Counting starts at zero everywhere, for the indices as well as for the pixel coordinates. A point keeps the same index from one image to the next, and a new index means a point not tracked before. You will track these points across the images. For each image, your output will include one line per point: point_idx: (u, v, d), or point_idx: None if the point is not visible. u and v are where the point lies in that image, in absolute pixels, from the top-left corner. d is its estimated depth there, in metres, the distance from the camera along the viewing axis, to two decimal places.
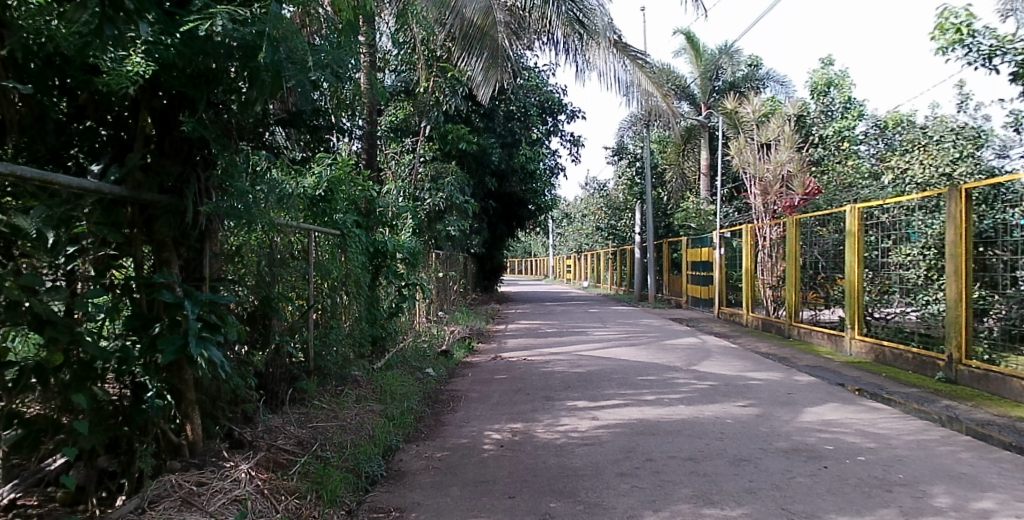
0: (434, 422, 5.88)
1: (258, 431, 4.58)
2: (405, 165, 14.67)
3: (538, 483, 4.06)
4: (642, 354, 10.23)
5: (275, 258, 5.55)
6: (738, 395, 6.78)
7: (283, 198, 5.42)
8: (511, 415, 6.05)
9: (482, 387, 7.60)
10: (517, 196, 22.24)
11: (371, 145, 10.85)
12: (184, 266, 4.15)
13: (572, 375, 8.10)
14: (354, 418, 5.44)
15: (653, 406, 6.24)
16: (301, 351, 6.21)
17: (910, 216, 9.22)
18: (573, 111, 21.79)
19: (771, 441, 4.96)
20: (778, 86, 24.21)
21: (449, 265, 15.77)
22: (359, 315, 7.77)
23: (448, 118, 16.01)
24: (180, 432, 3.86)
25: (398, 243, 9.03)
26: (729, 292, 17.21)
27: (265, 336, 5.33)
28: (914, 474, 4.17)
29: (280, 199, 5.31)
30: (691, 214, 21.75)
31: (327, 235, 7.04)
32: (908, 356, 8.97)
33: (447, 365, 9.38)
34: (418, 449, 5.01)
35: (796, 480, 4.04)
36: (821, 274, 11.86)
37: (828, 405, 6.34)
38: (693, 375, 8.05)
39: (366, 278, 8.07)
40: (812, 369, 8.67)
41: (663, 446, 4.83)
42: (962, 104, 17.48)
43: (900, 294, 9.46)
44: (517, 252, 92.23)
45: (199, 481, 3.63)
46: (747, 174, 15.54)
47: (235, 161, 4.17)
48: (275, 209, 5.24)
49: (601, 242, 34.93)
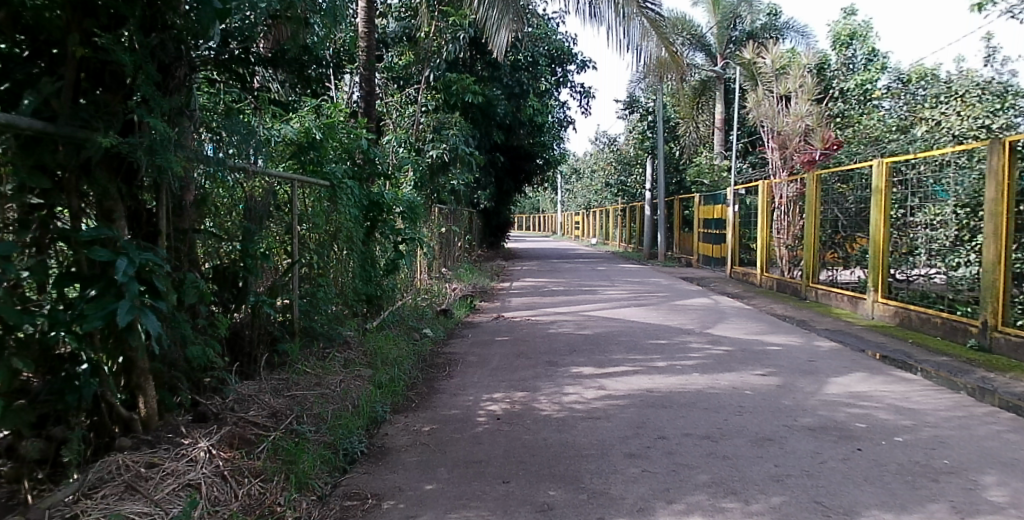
0: (426, 390, 5.41)
1: (228, 401, 4.16)
2: (406, 116, 13.48)
3: (536, 466, 3.61)
4: (653, 315, 9.75)
5: (247, 209, 5.05)
6: (756, 362, 6.29)
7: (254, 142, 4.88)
8: (510, 382, 5.59)
9: (483, 349, 7.16)
10: (524, 149, 21.52)
11: (369, 88, 10.01)
12: (133, 218, 3.65)
13: (579, 338, 7.64)
14: (338, 386, 4.98)
15: (664, 374, 5.77)
16: (285, 310, 5.75)
17: (939, 172, 8.65)
18: (584, 61, 20.90)
19: (796, 417, 4.49)
20: (798, 37, 23.03)
21: (453, 221, 15.24)
22: (351, 272, 7.29)
23: (451, 65, 15.25)
24: (134, 406, 3.45)
25: (396, 196, 8.47)
26: (742, 250, 16.64)
27: (239, 296, 4.83)
28: (962, 460, 3.69)
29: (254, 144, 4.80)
30: (704, 170, 20.91)
31: (314, 185, 6.48)
32: (936, 322, 8.40)
33: (446, 326, 8.93)
34: (407, 422, 4.55)
35: (828, 466, 3.58)
36: (841, 233, 11.27)
37: (854, 374, 5.85)
38: (707, 339, 7.55)
39: (359, 233, 7.52)
40: (833, 333, 8.17)
41: (676, 422, 4.36)
42: (991, 57, 16.62)
43: (925, 255, 8.90)
44: (525, 209, 91.46)
45: (150, 462, 3.21)
46: (764, 128, 14.88)
47: (176, 98, 3.67)
48: (251, 156, 4.74)
49: (611, 198, 34.32)
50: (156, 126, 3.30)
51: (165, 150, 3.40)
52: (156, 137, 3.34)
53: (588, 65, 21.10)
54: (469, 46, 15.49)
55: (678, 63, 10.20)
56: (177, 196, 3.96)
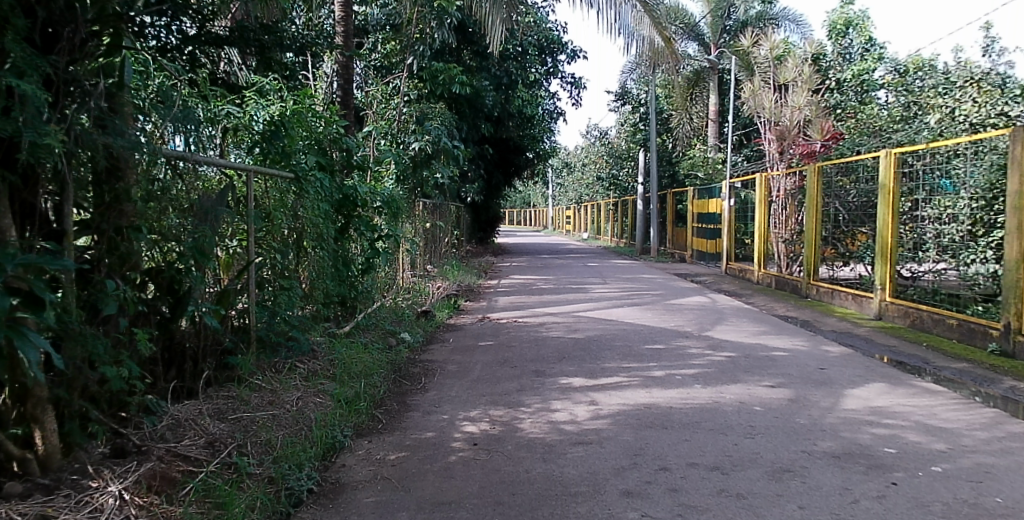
0: (397, 407, 4.83)
1: (158, 429, 3.55)
2: (389, 107, 12.74)
3: (515, 510, 3.03)
4: (648, 315, 9.19)
5: (193, 204, 4.41)
6: (761, 371, 5.74)
7: (181, 121, 4.27)
8: (492, 397, 5.00)
9: (465, 357, 6.58)
10: (514, 141, 20.87)
11: (346, 77, 9.36)
12: (24, 212, 3.02)
13: (568, 343, 7.07)
14: (294, 405, 4.40)
15: (663, 385, 5.21)
16: (240, 317, 5.11)
17: (948, 164, 8.21)
18: (575, 50, 20.27)
19: (814, 441, 3.93)
20: (794, 26, 22.07)
21: (439, 215, 14.63)
22: (322, 272, 6.66)
23: (436, 54, 14.63)
24: (29, 440, 2.85)
25: (371, 189, 7.83)
26: (738, 246, 16.12)
27: (177, 305, 4.19)
28: (1017, 497, 3.14)
29: (170, 113, 4.17)
30: (698, 163, 20.87)
31: (277, 178, 5.86)
32: (951, 323, 7.81)
33: (426, 329, 8.34)
34: (369, 449, 3.96)
35: (862, 507, 3.02)
36: (842, 228, 10.78)
37: (872, 385, 5.29)
38: (707, 343, 7.00)
39: (330, 230, 6.88)
40: (839, 336, 7.64)
41: (679, 448, 3.80)
42: (989, 47, 16.19)
43: (934, 250, 8.42)
44: (516, 203, 90.99)
45: (41, 513, 2.61)
46: (761, 119, 14.40)
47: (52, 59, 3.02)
48: (156, 120, 4.08)
49: (603, 192, 33.77)
50: (26, 88, 2.69)
51: (42, 123, 2.80)
52: (34, 102, 2.76)
53: (580, 54, 20.47)
54: (456, 33, 14.86)
55: (669, 48, 9.67)
56: (97, 178, 3.36)
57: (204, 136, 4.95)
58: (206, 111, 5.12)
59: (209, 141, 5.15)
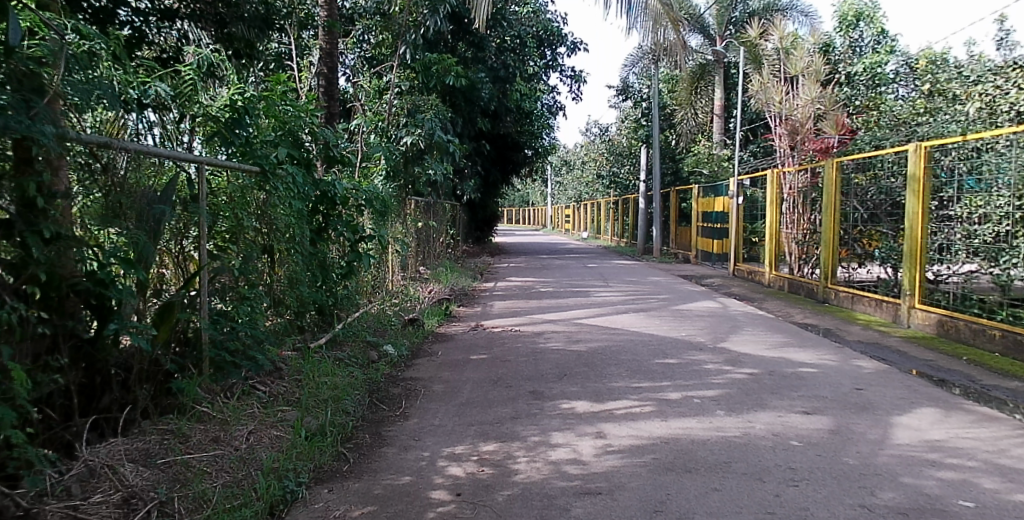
0: (370, 441, 4.11)
1: (64, 479, 2.84)
2: (380, 102, 12.03)
3: None
4: (656, 323, 8.48)
5: (125, 203, 3.60)
6: (791, 392, 5.02)
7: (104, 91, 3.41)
8: (482, 428, 4.27)
9: (455, 374, 5.86)
10: (512, 137, 20.12)
11: (327, 65, 8.60)
12: None
13: (570, 357, 6.34)
14: (244, 443, 3.71)
15: (681, 412, 4.50)
16: (193, 333, 4.35)
17: (979, 158, 7.51)
18: (575, 42, 19.54)
19: (873, 490, 3.22)
20: (802, 18, 21.38)
21: (432, 214, 13.89)
22: (295, 278, 5.91)
23: (429, 44, 13.89)
24: None
25: (351, 186, 7.08)
26: (745, 246, 15.40)
27: (102, 323, 3.42)
28: None
29: (96, 88, 3.32)
30: (703, 159, 19.82)
31: (238, 172, 5.06)
32: (993, 335, 7.11)
33: (412, 339, 7.61)
34: (328, 502, 3.25)
35: None
36: (860, 228, 10.07)
37: (922, 412, 4.58)
38: (723, 358, 6.28)
39: (304, 230, 6.12)
40: (868, 348, 6.93)
41: (709, 502, 3.08)
42: (1003, 39, 15.53)
43: (964, 251, 7.72)
44: (515, 201, 90.55)
45: None
46: (770, 113, 13.71)
47: None
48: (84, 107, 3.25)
49: (604, 190, 33.07)
50: None
51: None
52: None
53: (580, 47, 19.74)
54: (449, 22, 14.11)
55: (677, 36, 8.91)
56: None
57: (139, 119, 4.13)
58: (130, 86, 4.12)
59: (151, 127, 4.37)
